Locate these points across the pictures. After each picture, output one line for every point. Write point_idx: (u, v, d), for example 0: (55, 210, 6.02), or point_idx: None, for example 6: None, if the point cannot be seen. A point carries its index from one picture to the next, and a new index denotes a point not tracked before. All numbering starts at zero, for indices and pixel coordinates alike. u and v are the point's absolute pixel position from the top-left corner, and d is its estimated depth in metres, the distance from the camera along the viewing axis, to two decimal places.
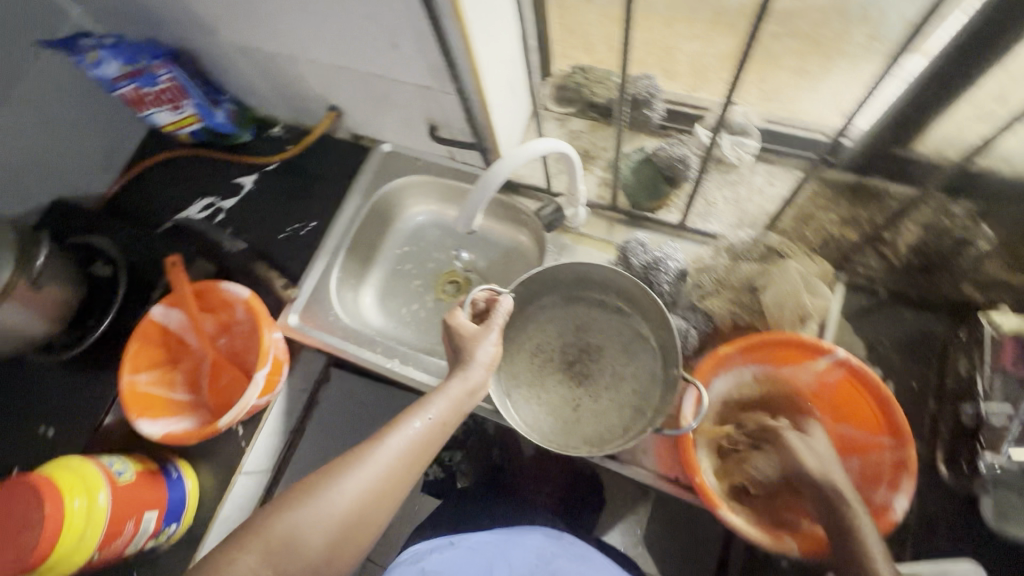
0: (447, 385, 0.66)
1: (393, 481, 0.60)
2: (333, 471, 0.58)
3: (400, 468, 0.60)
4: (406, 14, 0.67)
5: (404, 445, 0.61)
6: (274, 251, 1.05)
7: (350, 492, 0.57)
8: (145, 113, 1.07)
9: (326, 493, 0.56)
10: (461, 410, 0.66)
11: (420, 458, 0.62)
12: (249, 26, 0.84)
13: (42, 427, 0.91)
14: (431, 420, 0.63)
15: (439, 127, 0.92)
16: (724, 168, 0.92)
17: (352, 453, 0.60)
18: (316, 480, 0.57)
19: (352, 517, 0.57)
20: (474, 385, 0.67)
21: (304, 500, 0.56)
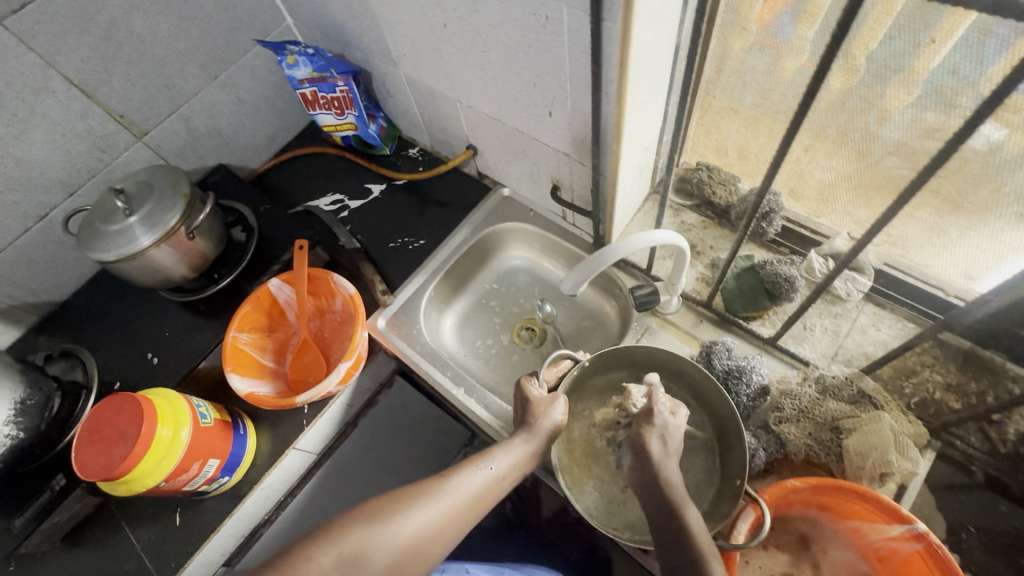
0: (509, 444, 0.76)
1: (456, 521, 0.68)
2: (412, 498, 0.66)
3: (460, 511, 0.68)
4: (571, 93, 0.74)
5: (468, 490, 0.70)
6: (381, 256, 1.15)
7: (426, 519, 0.65)
8: (313, 112, 1.23)
9: (399, 521, 0.63)
10: (518, 470, 0.75)
11: (479, 504, 0.70)
12: (426, 66, 0.96)
13: (149, 354, 1.03)
14: (493, 471, 0.72)
15: (562, 190, 0.99)
16: (830, 298, 0.91)
17: (428, 488, 0.68)
18: (391, 506, 0.64)
19: (419, 546, 0.63)
20: (535, 449, 0.77)
21: (387, 518, 0.63)
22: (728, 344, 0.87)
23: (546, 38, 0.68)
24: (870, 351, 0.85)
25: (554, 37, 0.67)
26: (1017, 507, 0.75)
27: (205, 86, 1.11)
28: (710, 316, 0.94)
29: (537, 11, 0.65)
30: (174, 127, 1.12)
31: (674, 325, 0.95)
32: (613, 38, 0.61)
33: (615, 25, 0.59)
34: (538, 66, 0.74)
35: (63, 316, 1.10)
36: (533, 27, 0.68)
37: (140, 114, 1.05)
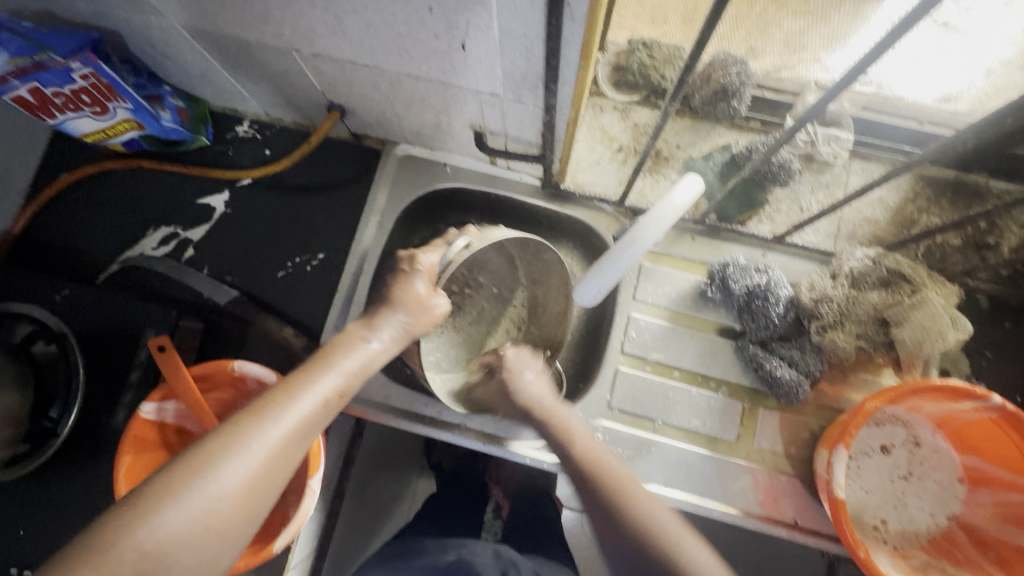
0: (357, 345, 0.56)
1: (300, 446, 0.49)
2: (230, 431, 0.46)
3: (307, 431, 0.49)
4: (501, 12, 0.46)
5: (319, 402, 0.51)
6: (277, 295, 0.85)
7: (253, 460, 0.45)
8: (54, 121, 0.78)
9: (225, 468, 0.44)
10: (372, 364, 0.57)
11: (330, 416, 0.52)
12: (221, 6, 0.58)
13: (15, 568, 0.70)
14: (348, 364, 0.54)
15: (487, 135, 0.73)
16: (817, 166, 0.81)
17: (249, 415, 0.47)
18: (214, 451, 0.44)
19: (254, 498, 0.45)
20: (394, 337, 0.59)
21: (190, 470, 0.43)
22: (739, 261, 0.76)
23: None
24: (868, 214, 0.79)
25: None
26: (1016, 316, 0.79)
27: None
28: (701, 229, 0.80)
29: None
30: None
31: (668, 255, 0.81)
32: None
33: None
34: None
35: None
36: None
37: None
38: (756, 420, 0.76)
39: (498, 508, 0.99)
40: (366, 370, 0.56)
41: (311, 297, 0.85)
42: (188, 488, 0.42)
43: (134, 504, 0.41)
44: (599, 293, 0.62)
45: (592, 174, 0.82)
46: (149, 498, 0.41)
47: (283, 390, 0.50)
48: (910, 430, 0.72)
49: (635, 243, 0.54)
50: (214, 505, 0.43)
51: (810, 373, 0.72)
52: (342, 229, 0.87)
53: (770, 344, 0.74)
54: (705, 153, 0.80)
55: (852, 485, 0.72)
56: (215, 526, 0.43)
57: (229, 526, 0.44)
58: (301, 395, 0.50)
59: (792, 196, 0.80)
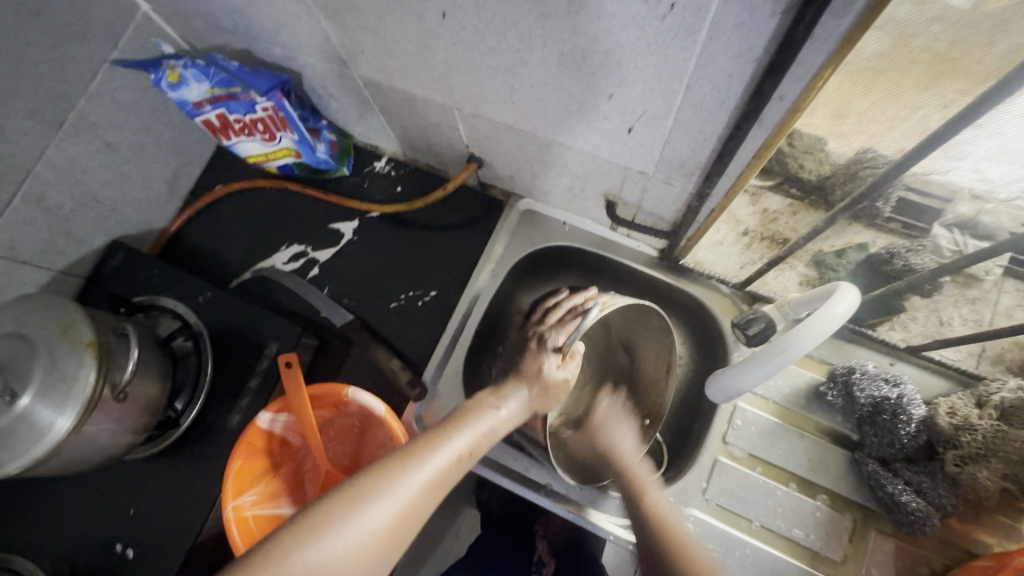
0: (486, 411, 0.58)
1: (432, 501, 0.49)
2: (382, 471, 0.47)
3: (441, 485, 0.50)
4: (684, 108, 0.48)
5: (454, 457, 0.52)
6: (385, 324, 0.89)
7: (398, 502, 0.46)
8: (228, 142, 0.87)
9: (375, 506, 0.45)
10: (494, 435, 0.58)
11: (459, 476, 0.52)
12: (405, 65, 0.63)
13: (118, 545, 0.75)
14: (479, 427, 0.56)
15: (618, 206, 0.73)
16: (962, 280, 0.76)
17: (392, 462, 0.49)
18: (369, 487, 0.46)
19: (392, 542, 0.46)
20: (516, 410, 0.60)
21: (347, 500, 0.45)
22: (866, 368, 0.71)
23: (665, 38, 0.41)
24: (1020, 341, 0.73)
25: (679, 36, 0.40)
26: None
27: (50, 144, 0.73)
28: None
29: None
30: (24, 216, 0.73)
31: None
32: (822, 44, 0.35)
33: (840, 22, 0.33)
34: (631, 73, 0.46)
35: None
36: (638, 19, 0.40)
37: None
38: (865, 544, 0.70)
39: (541, 564, 0.92)
40: (491, 437, 0.57)
41: (417, 332, 0.88)
42: (346, 518, 0.44)
43: (298, 524, 0.43)
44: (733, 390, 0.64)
45: (713, 254, 0.81)
46: (300, 527, 0.43)
47: (424, 441, 0.51)
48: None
49: (788, 348, 0.53)
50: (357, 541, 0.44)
51: (941, 506, 0.66)
52: (456, 270, 0.90)
53: (894, 465, 0.69)
54: (839, 250, 0.78)
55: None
56: (360, 563, 0.43)
57: (367, 567, 0.44)
58: (440, 448, 0.51)
59: (931, 306, 0.75)
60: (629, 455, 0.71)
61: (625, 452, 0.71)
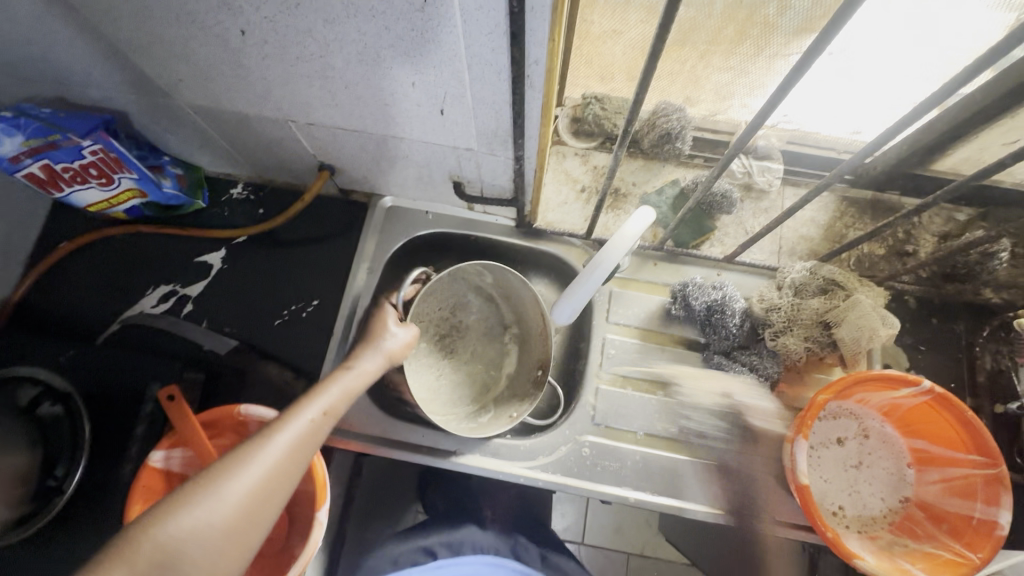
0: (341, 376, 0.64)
1: (297, 463, 0.54)
2: (236, 450, 0.52)
3: (301, 448, 0.55)
4: (473, 83, 0.56)
5: (310, 421, 0.57)
6: (273, 342, 0.90)
7: (255, 470, 0.51)
8: (61, 194, 0.84)
9: (230, 479, 0.50)
10: (355, 395, 0.64)
11: (325, 434, 0.58)
12: (227, 87, 0.66)
13: None
14: (337, 389, 0.61)
15: (464, 184, 0.81)
16: (755, 195, 0.92)
17: (253, 437, 0.54)
18: (224, 466, 0.51)
19: (258, 507, 0.50)
20: (372, 370, 0.66)
21: (203, 481, 0.49)
22: (696, 280, 0.85)
23: (430, 25, 0.48)
24: (805, 233, 0.91)
25: (441, 22, 0.48)
26: (946, 316, 0.88)
27: None
28: (661, 255, 0.90)
29: None
30: None
31: (634, 280, 0.90)
32: (542, 12, 0.44)
33: None
34: (419, 60, 0.54)
35: None
36: (403, 13, 0.47)
37: None
38: (727, 425, 0.83)
39: None
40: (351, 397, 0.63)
41: (308, 343, 0.90)
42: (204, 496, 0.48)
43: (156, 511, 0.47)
44: (573, 310, 0.69)
45: (560, 213, 0.92)
46: (163, 506, 0.47)
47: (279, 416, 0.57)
48: (863, 423, 0.79)
49: (603, 264, 0.63)
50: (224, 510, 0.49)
51: (769, 376, 0.81)
52: (334, 277, 0.94)
53: (732, 353, 0.83)
54: (659, 189, 0.91)
55: (813, 473, 0.77)
56: (225, 529, 0.48)
57: (236, 533, 0.49)
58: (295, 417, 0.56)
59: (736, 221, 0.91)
60: None
61: None
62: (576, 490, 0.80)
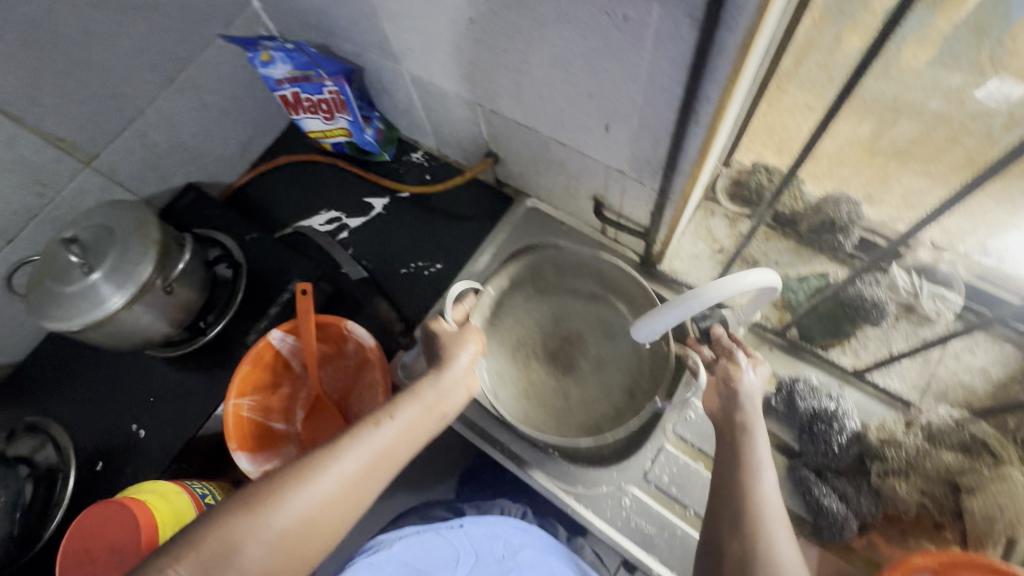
0: (419, 390, 0.58)
1: (366, 488, 0.50)
2: (304, 464, 0.48)
3: (367, 475, 0.50)
4: (643, 107, 0.60)
5: (381, 446, 0.51)
6: (393, 287, 1.01)
7: (325, 487, 0.47)
8: (295, 117, 1.05)
9: (293, 492, 0.46)
10: (438, 416, 0.57)
11: (398, 456, 0.52)
12: (441, 64, 0.79)
13: (134, 424, 0.89)
14: (397, 423, 0.53)
15: (605, 206, 0.85)
16: (916, 319, 0.81)
17: (322, 447, 0.50)
18: (288, 477, 0.47)
19: (319, 531, 0.46)
20: (449, 387, 0.60)
21: (266, 492, 0.46)
22: (810, 381, 0.77)
23: (622, 44, 0.53)
24: (965, 381, 0.77)
25: (631, 42, 0.52)
26: None
27: (160, 95, 0.93)
28: (781, 342, 0.83)
29: (614, 11, 0.50)
30: (127, 146, 0.93)
31: None
32: (727, 52, 0.47)
33: (734, 35, 0.45)
34: (602, 74, 0.59)
35: (22, 381, 0.96)
36: (600, 28, 0.53)
37: (83, 136, 0.86)
38: None
39: None
40: (436, 417, 0.57)
41: (420, 299, 1.00)
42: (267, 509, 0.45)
43: (219, 512, 0.45)
44: (653, 334, 0.69)
45: (687, 265, 0.91)
46: (226, 507, 0.45)
47: (352, 431, 0.52)
48: None
49: (695, 297, 0.61)
50: (282, 531, 0.45)
51: (860, 513, 0.70)
52: (463, 250, 1.03)
53: (825, 474, 0.73)
54: (803, 277, 0.84)
55: None
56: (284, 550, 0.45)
57: (293, 556, 0.45)
58: (361, 437, 0.51)
59: (882, 338, 0.81)
60: (761, 453, 0.56)
61: (755, 446, 0.56)
62: (599, 532, 0.78)
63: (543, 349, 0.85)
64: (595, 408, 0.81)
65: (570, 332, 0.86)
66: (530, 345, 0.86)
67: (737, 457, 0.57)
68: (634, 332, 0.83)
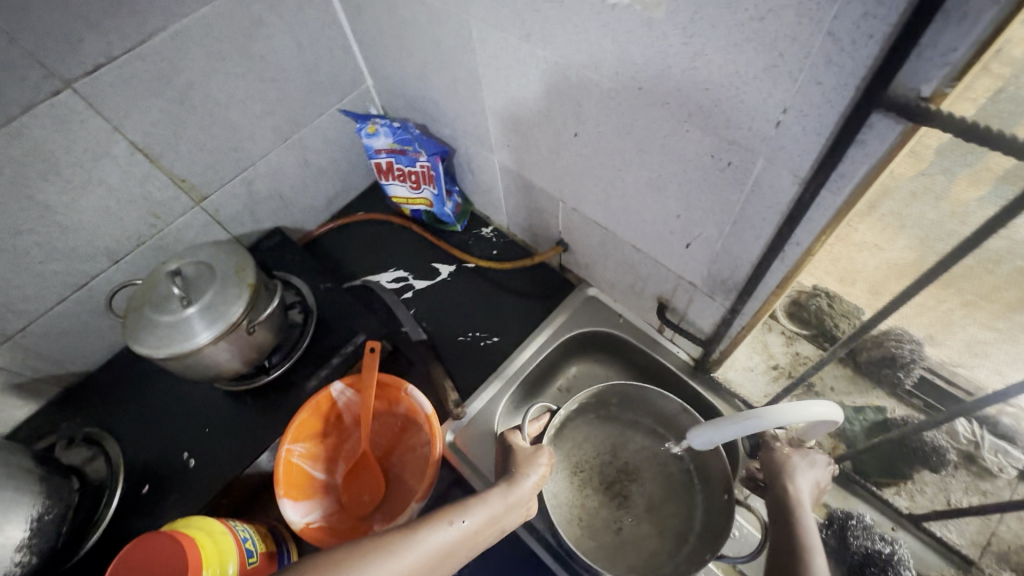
0: (486, 496, 0.65)
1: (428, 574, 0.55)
2: (391, 537, 0.54)
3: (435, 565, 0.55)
4: (730, 235, 0.64)
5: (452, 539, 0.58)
6: (448, 353, 1.05)
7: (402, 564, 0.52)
8: (384, 182, 1.14)
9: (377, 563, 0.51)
10: (494, 528, 0.63)
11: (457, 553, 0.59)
12: (535, 162, 0.86)
13: (186, 453, 0.91)
14: (465, 526, 0.60)
15: (668, 309, 0.88)
16: (976, 470, 0.80)
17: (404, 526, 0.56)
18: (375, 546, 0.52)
19: None
20: (512, 501, 0.66)
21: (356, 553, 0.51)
22: (864, 519, 0.76)
23: (721, 182, 0.59)
24: None
25: (732, 182, 0.57)
26: None
27: (273, 150, 1.02)
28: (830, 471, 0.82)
29: (721, 155, 0.56)
30: (235, 191, 1.02)
31: None
32: (825, 209, 0.51)
33: (835, 197, 0.49)
34: (695, 201, 0.64)
35: (88, 391, 1.00)
36: (703, 166, 0.59)
37: (202, 179, 0.95)
38: None
39: None
40: (491, 526, 0.63)
41: (472, 368, 1.02)
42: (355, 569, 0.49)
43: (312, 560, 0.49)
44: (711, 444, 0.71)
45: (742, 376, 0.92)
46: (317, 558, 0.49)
47: (428, 518, 0.59)
48: None
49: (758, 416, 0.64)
50: None
51: None
52: (519, 326, 1.07)
53: None
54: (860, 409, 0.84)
55: None
56: None
57: None
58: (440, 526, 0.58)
59: (939, 485, 0.79)
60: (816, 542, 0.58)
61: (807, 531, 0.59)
62: None
63: (601, 475, 0.88)
64: (647, 547, 0.82)
65: (626, 463, 0.89)
66: (587, 470, 0.89)
67: (795, 545, 0.58)
68: (689, 471, 0.86)
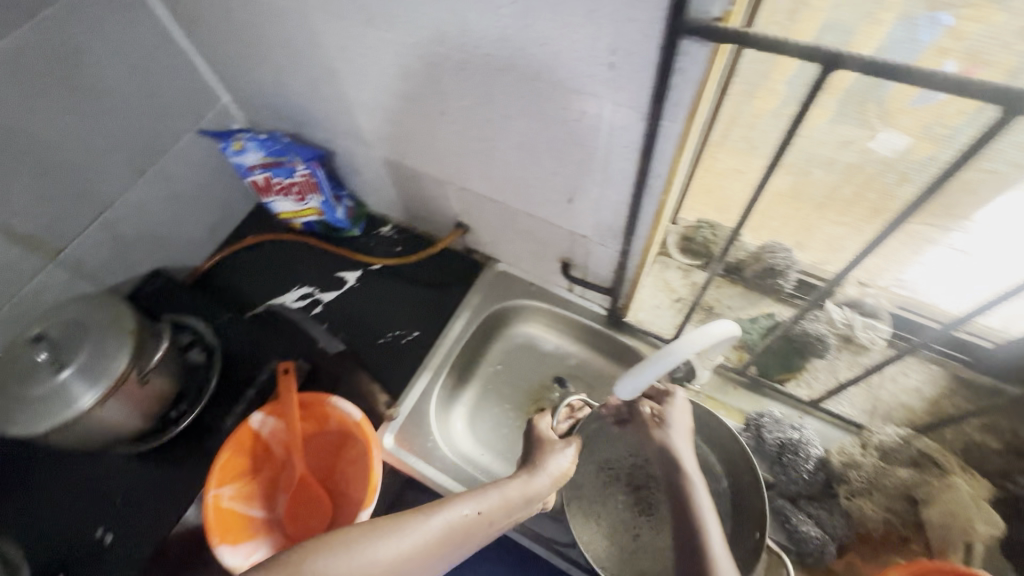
0: (505, 482, 0.64)
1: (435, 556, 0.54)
2: (393, 518, 0.54)
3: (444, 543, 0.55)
4: (602, 182, 0.68)
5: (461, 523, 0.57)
6: (371, 358, 1.01)
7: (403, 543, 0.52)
8: (267, 200, 1.09)
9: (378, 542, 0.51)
10: (511, 514, 0.62)
11: (472, 536, 0.58)
12: (414, 149, 0.86)
13: (101, 530, 0.83)
14: (477, 506, 0.59)
15: (572, 267, 0.92)
16: (855, 348, 0.91)
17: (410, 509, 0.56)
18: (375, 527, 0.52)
19: None
20: (535, 490, 0.65)
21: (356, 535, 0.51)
22: (774, 415, 0.84)
23: (580, 133, 0.62)
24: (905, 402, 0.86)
25: (589, 131, 0.61)
26: None
27: (131, 187, 0.94)
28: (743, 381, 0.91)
29: (573, 106, 0.59)
30: (96, 239, 0.93)
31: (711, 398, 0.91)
32: (670, 138, 0.56)
33: (675, 125, 0.54)
34: (563, 157, 0.67)
35: None
36: (561, 120, 0.61)
37: (52, 232, 0.86)
38: None
39: None
40: (508, 510, 0.61)
41: (399, 367, 1.00)
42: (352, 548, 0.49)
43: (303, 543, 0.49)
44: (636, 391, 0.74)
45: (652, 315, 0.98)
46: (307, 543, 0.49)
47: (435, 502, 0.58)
48: None
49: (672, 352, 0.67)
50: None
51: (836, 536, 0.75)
52: (438, 316, 1.06)
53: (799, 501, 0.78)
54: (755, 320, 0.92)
55: None
56: None
57: None
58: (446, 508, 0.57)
59: (829, 368, 0.90)
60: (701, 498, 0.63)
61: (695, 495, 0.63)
62: None
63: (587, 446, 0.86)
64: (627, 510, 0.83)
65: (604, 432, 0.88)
66: None
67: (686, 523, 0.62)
68: None
